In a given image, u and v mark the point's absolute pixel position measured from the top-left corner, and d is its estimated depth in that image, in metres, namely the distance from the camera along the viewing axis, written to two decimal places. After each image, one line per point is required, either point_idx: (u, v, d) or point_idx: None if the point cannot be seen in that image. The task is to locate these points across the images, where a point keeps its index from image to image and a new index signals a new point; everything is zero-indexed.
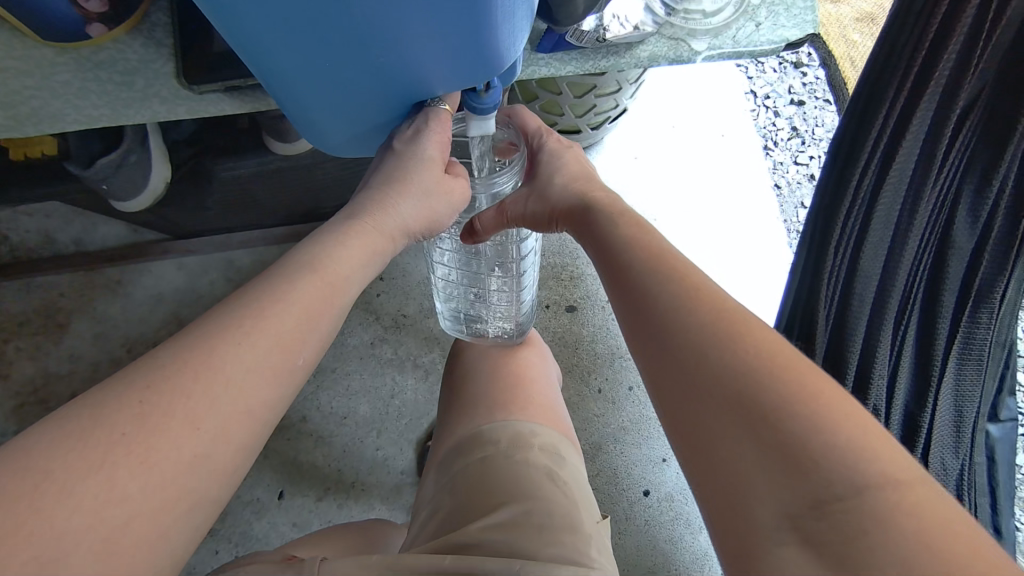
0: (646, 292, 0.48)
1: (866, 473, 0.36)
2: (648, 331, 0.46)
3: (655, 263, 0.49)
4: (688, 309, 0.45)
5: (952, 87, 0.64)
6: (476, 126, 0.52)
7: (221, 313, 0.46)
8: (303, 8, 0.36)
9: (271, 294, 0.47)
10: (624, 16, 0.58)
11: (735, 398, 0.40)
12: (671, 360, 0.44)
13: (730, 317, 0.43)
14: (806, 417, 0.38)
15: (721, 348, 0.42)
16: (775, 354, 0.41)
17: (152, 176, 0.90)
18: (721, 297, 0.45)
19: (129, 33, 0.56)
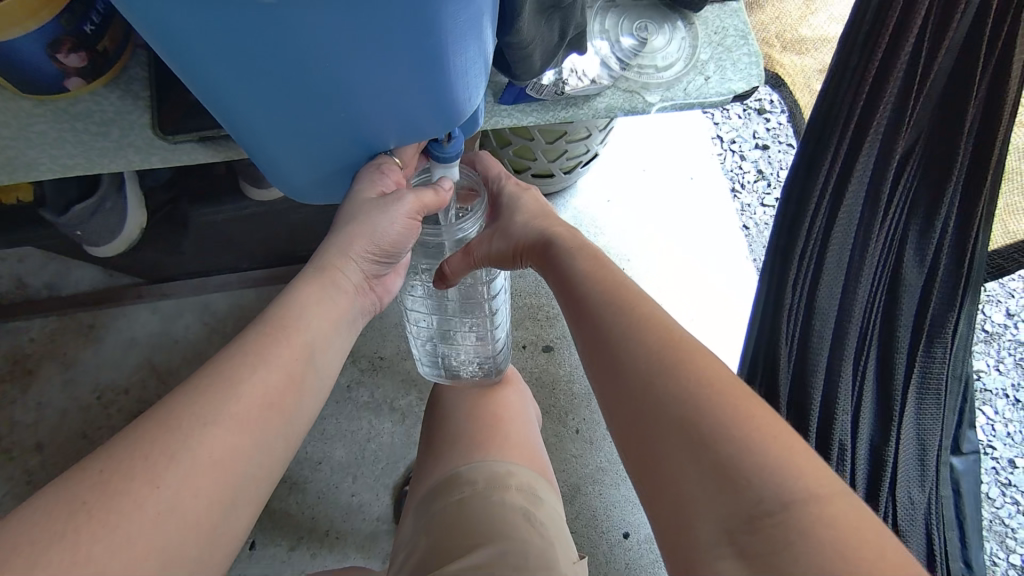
0: (602, 324, 0.50)
1: (793, 489, 0.38)
2: (602, 362, 0.48)
3: (611, 293, 0.51)
4: (641, 338, 0.47)
5: (891, 132, 0.70)
6: (440, 173, 0.55)
7: (198, 376, 0.46)
8: (269, 68, 0.38)
9: (246, 358, 0.47)
10: (581, 70, 0.62)
11: (679, 424, 0.41)
12: (624, 390, 0.45)
13: (679, 345, 0.45)
14: (738, 438, 0.39)
15: (668, 376, 0.44)
16: (716, 379, 0.42)
17: (127, 223, 0.91)
18: (672, 326, 0.47)
19: (106, 85, 0.59)
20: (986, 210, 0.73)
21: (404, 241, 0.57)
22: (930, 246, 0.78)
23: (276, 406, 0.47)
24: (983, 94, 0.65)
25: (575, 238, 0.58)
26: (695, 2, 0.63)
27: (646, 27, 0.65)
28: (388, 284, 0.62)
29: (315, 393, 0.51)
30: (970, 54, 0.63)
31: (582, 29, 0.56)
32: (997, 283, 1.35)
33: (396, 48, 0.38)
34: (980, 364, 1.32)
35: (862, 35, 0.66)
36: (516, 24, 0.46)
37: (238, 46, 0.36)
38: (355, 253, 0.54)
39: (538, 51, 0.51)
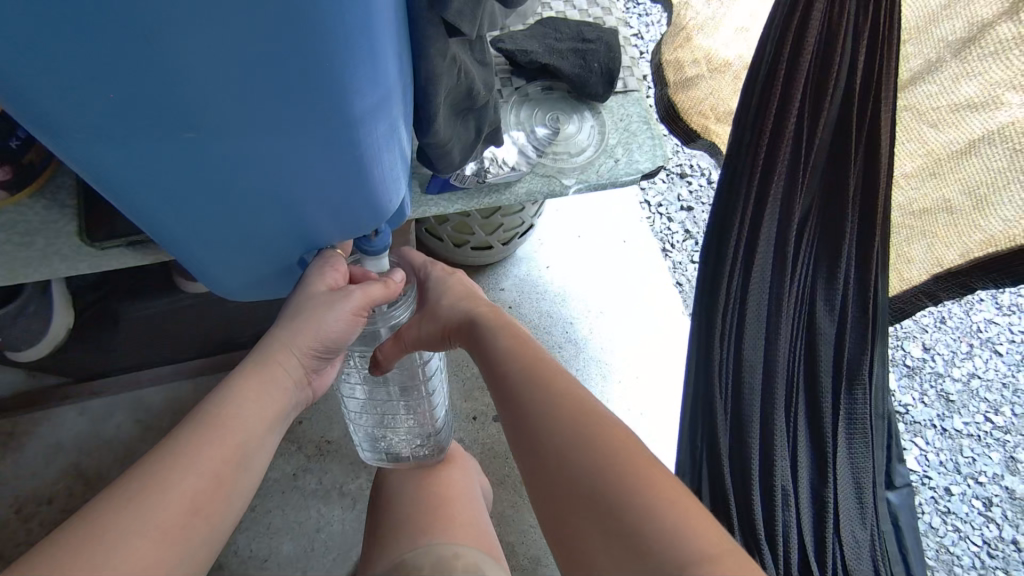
0: (522, 401, 0.51)
1: (689, 551, 0.39)
2: (523, 440, 0.50)
3: (530, 369, 0.53)
4: (557, 414, 0.49)
5: (788, 196, 0.79)
6: (371, 265, 0.57)
7: (123, 484, 0.43)
8: (192, 184, 0.39)
9: (176, 463, 0.45)
10: (502, 159, 0.66)
11: (591, 496, 0.44)
12: (543, 467, 0.47)
13: (592, 419, 0.47)
14: (641, 507, 0.42)
15: (582, 450, 0.46)
16: (623, 450, 0.45)
17: (54, 321, 0.88)
18: (585, 401, 0.49)
19: (32, 196, 0.59)
20: (882, 259, 0.79)
21: (348, 336, 0.55)
22: (837, 299, 0.85)
23: (205, 511, 0.44)
24: (863, 157, 0.74)
25: (498, 318, 0.59)
26: (601, 95, 0.70)
27: (558, 117, 0.70)
28: (326, 377, 0.60)
29: (244, 495, 0.48)
30: (843, 123, 0.73)
31: (497, 124, 0.61)
32: (910, 321, 1.45)
33: (318, 166, 0.40)
34: (907, 398, 1.41)
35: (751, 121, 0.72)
36: (431, 130, 0.50)
37: (159, 167, 0.38)
38: (300, 349, 0.52)
39: (456, 149, 0.56)
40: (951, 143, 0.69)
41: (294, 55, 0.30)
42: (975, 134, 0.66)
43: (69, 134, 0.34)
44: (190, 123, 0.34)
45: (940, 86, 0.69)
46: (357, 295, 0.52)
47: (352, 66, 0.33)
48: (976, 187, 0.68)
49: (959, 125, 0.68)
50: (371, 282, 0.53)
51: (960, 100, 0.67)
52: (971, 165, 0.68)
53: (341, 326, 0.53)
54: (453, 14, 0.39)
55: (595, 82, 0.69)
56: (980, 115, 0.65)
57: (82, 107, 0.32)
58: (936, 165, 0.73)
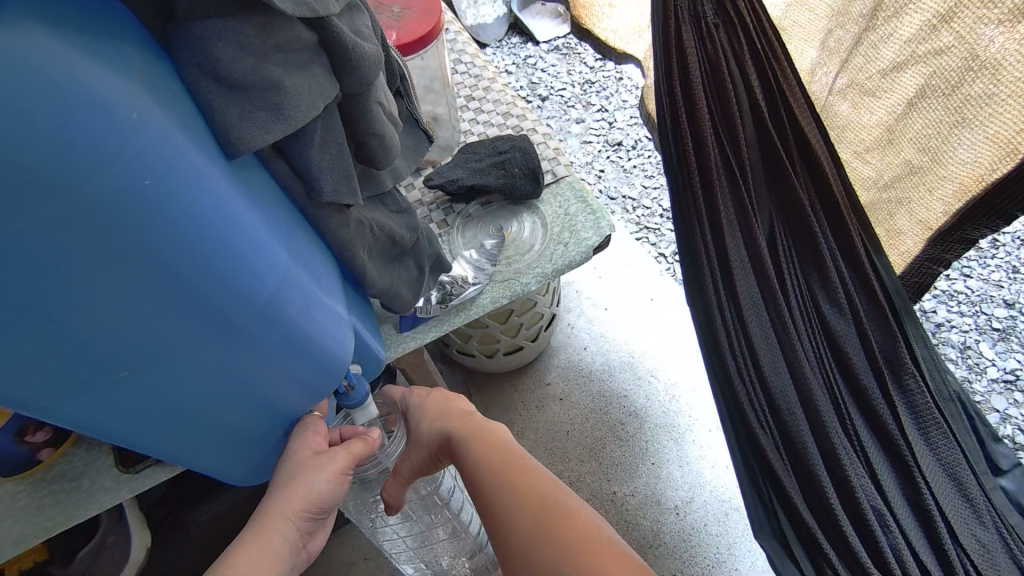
0: (489, 504, 0.52)
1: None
2: (494, 539, 0.52)
3: (493, 467, 0.54)
4: (519, 515, 0.50)
5: (743, 216, 0.79)
6: (360, 417, 0.61)
7: None
8: (147, 407, 0.43)
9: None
10: (460, 278, 0.72)
11: None
12: (515, 568, 0.49)
13: (553, 515, 0.49)
14: None
15: (543, 548, 0.48)
16: (582, 547, 0.46)
17: (133, 546, 0.93)
18: (547, 495, 0.51)
19: (74, 444, 0.68)
20: (868, 236, 0.81)
21: (338, 492, 0.57)
22: (841, 296, 0.82)
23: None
24: (801, 161, 0.77)
25: (466, 427, 0.58)
26: (532, 191, 0.76)
27: (501, 225, 0.76)
28: (318, 538, 0.61)
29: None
30: (767, 138, 0.76)
31: (438, 256, 0.67)
32: (976, 283, 1.36)
33: (260, 349, 0.44)
34: (1012, 363, 1.28)
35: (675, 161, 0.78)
36: (369, 282, 0.56)
37: (115, 406, 0.41)
38: (294, 513, 0.54)
39: (403, 287, 0.61)
40: (893, 108, 0.73)
41: (173, 278, 0.35)
42: (910, 92, 0.70)
43: (33, 411, 0.38)
44: (121, 365, 0.38)
45: (865, 57, 0.72)
46: (341, 454, 0.56)
47: (234, 264, 0.37)
48: (927, 142, 0.71)
49: (891, 88, 0.72)
50: (354, 439, 0.58)
51: (887, 64, 0.70)
52: (918, 120, 0.71)
53: (330, 484, 0.55)
54: (330, 194, 0.45)
55: (522, 183, 0.75)
56: (904, 73, 0.69)
57: (39, 388, 0.37)
58: (891, 131, 0.75)
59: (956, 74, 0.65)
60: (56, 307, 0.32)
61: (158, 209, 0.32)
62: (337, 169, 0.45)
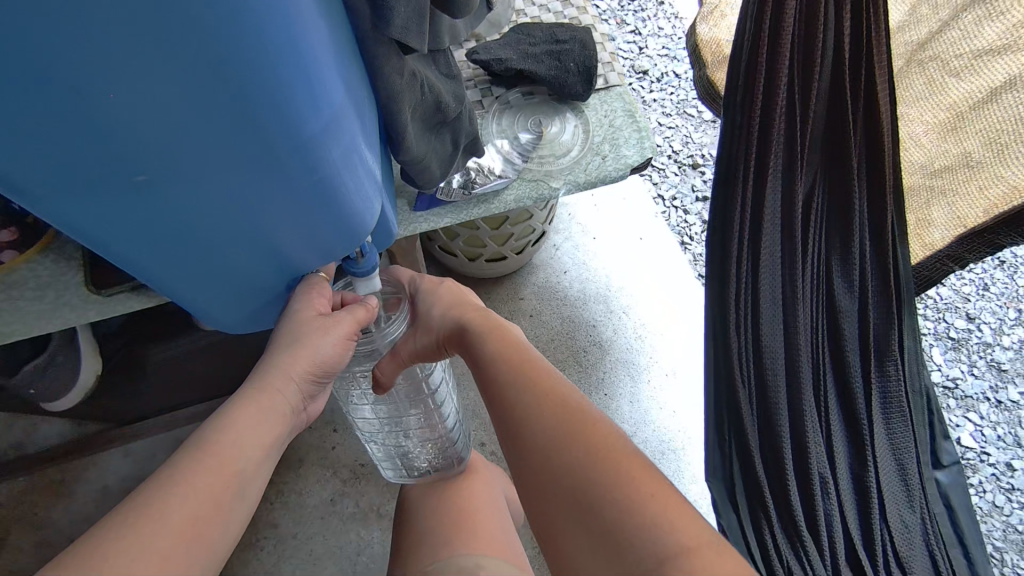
0: (507, 398, 0.50)
1: (665, 542, 0.39)
2: (505, 435, 0.49)
3: (515, 366, 0.52)
4: (538, 411, 0.48)
5: (789, 168, 0.77)
6: (362, 287, 0.58)
7: (115, 517, 0.40)
8: (158, 220, 0.39)
9: (168, 488, 0.42)
10: (487, 168, 0.67)
11: (572, 490, 0.43)
12: (525, 463, 0.47)
13: (574, 414, 0.46)
14: (619, 501, 0.41)
15: (560, 444, 0.45)
16: (603, 445, 0.44)
17: (82, 372, 0.91)
18: (569, 397, 0.48)
19: (41, 252, 0.62)
20: (898, 225, 0.79)
21: (342, 361, 0.55)
22: (854, 272, 0.83)
23: (198, 536, 0.42)
24: (862, 125, 0.74)
25: (489, 325, 0.57)
26: (582, 93, 0.69)
27: (540, 120, 0.71)
28: (319, 403, 0.59)
29: (236, 522, 0.45)
30: (838, 97, 0.73)
31: (475, 136, 0.61)
32: (950, 292, 1.39)
33: (293, 187, 0.39)
34: (955, 372, 1.33)
35: (738, 97, 0.73)
36: (404, 146, 0.50)
37: (120, 208, 0.37)
38: (298, 374, 0.52)
39: (434, 162, 0.56)
40: (976, 92, 0.69)
41: (221, 82, 0.30)
42: (998, 81, 0.68)
43: (30, 193, 0.34)
44: (137, 167, 0.34)
45: (963, 33, 0.69)
46: (346, 320, 0.53)
47: (289, 89, 0.33)
48: (996, 136, 0.68)
49: (980, 73, 0.69)
50: (359, 305, 0.55)
51: (983, 46, 0.68)
52: (993, 113, 0.68)
53: (336, 350, 0.53)
54: (398, 30, 0.38)
55: (573, 82, 0.69)
56: (1002, 59, 0.67)
57: (36, 162, 0.32)
58: (958, 119, 0.72)
59: None
60: (82, 62, 0.28)
61: None
62: (413, 3, 0.38)
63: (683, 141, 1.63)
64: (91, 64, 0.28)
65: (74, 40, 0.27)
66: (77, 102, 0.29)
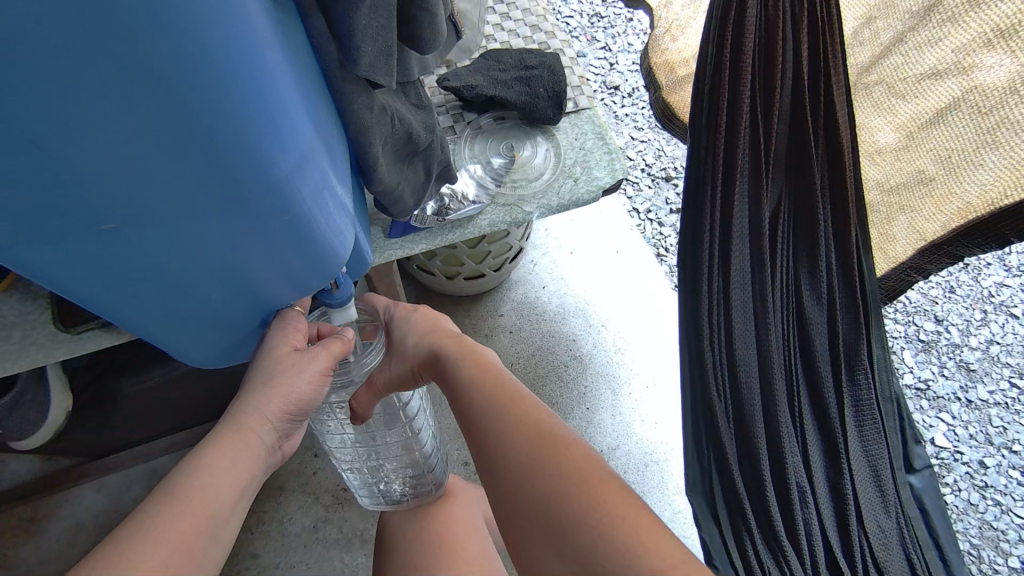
0: (481, 424, 0.50)
1: (639, 567, 0.39)
2: (481, 460, 0.49)
3: (488, 390, 0.51)
4: (511, 435, 0.48)
5: (755, 185, 0.79)
6: (338, 317, 0.57)
7: (85, 569, 0.39)
8: (129, 265, 0.38)
9: (140, 535, 0.41)
10: (460, 194, 0.68)
11: (548, 518, 0.43)
12: (501, 489, 0.47)
13: (547, 438, 0.46)
14: (594, 528, 0.41)
15: (535, 471, 0.45)
16: (576, 469, 0.44)
17: (53, 408, 0.89)
18: (542, 420, 0.48)
19: (5, 291, 0.61)
20: (862, 237, 0.80)
21: (319, 396, 0.55)
22: (822, 285, 0.84)
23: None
24: (823, 141, 0.76)
25: (461, 348, 0.57)
26: (553, 116, 0.71)
27: (512, 145, 0.72)
28: (296, 439, 0.59)
29: (210, 569, 0.44)
30: (799, 114, 0.76)
31: (447, 164, 0.62)
32: (917, 295, 1.43)
33: (263, 224, 0.40)
34: (926, 373, 1.36)
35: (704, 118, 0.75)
36: (375, 177, 0.51)
37: (91, 256, 0.37)
38: (274, 413, 0.51)
39: (407, 192, 0.57)
40: (921, 114, 0.73)
41: (187, 131, 0.31)
42: (942, 103, 0.70)
43: None
44: (102, 216, 0.34)
45: (906, 58, 0.72)
46: (322, 354, 0.53)
47: (258, 134, 0.33)
48: (948, 155, 0.70)
49: (923, 94, 0.72)
50: (336, 338, 0.54)
51: (926, 70, 0.71)
52: (944, 132, 0.71)
53: (311, 385, 0.52)
54: (366, 69, 0.39)
55: (543, 106, 0.70)
56: (944, 82, 0.69)
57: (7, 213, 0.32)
58: (910, 138, 0.75)
59: (996, 95, 0.64)
60: (48, 112, 0.27)
61: (192, 42, 0.27)
62: (380, 41, 0.38)
63: (655, 155, 1.66)
64: (58, 112, 0.28)
65: (36, 95, 0.27)
66: (44, 151, 0.29)
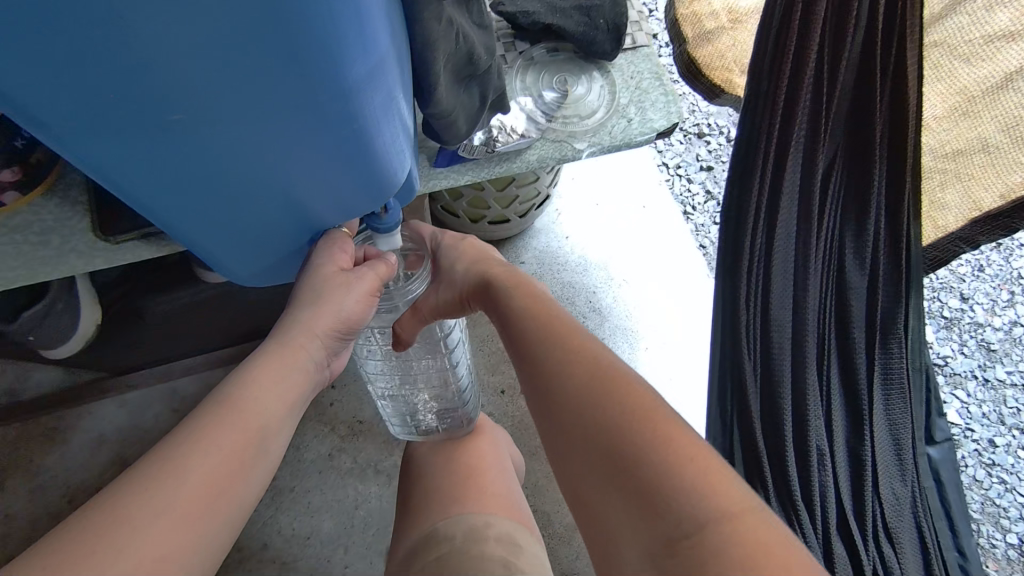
0: (538, 359, 0.50)
1: (702, 507, 0.38)
2: (537, 397, 0.49)
3: (547, 328, 0.52)
4: (570, 370, 0.47)
5: (809, 146, 0.76)
6: (384, 244, 0.57)
7: (140, 468, 0.41)
8: (191, 168, 0.37)
9: (192, 443, 0.43)
10: (510, 127, 0.65)
11: (606, 452, 0.42)
12: (556, 422, 0.47)
13: (607, 375, 0.46)
14: (656, 464, 0.40)
15: (593, 405, 0.45)
16: (638, 405, 0.43)
17: (82, 321, 0.90)
18: (601, 357, 0.47)
19: (43, 195, 0.60)
20: (913, 204, 0.78)
21: (365, 317, 0.56)
22: (867, 249, 0.82)
23: (223, 489, 0.42)
24: (887, 103, 0.73)
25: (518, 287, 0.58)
26: (609, 53, 0.67)
27: (566, 79, 0.68)
28: (341, 359, 0.60)
29: (260, 478, 0.46)
30: (864, 74, 0.73)
31: (502, 91, 0.60)
32: (948, 271, 1.38)
33: (328, 136, 0.38)
34: (945, 349, 1.33)
35: (766, 69, 0.71)
36: (434, 98, 0.48)
37: (153, 154, 0.35)
38: (322, 331, 0.52)
39: (461, 118, 0.54)
40: (988, 79, 0.72)
41: (264, 23, 0.28)
42: (1012, 67, 0.70)
43: (52, 129, 0.32)
44: (171, 105, 0.32)
45: (973, 18, 0.73)
46: (369, 276, 0.53)
47: (344, 36, 0.31)
48: (1014, 122, 0.70)
49: (993, 58, 0.72)
50: (380, 261, 0.54)
51: (997, 32, 0.71)
52: (1013, 97, 0.71)
53: (358, 307, 0.53)
54: None
55: (601, 40, 0.66)
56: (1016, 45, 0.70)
57: (74, 96, 0.30)
58: (971, 104, 0.74)
59: None
60: None
61: None
62: None
63: (690, 108, 1.56)
64: None
65: None
66: (116, 27, 0.27)
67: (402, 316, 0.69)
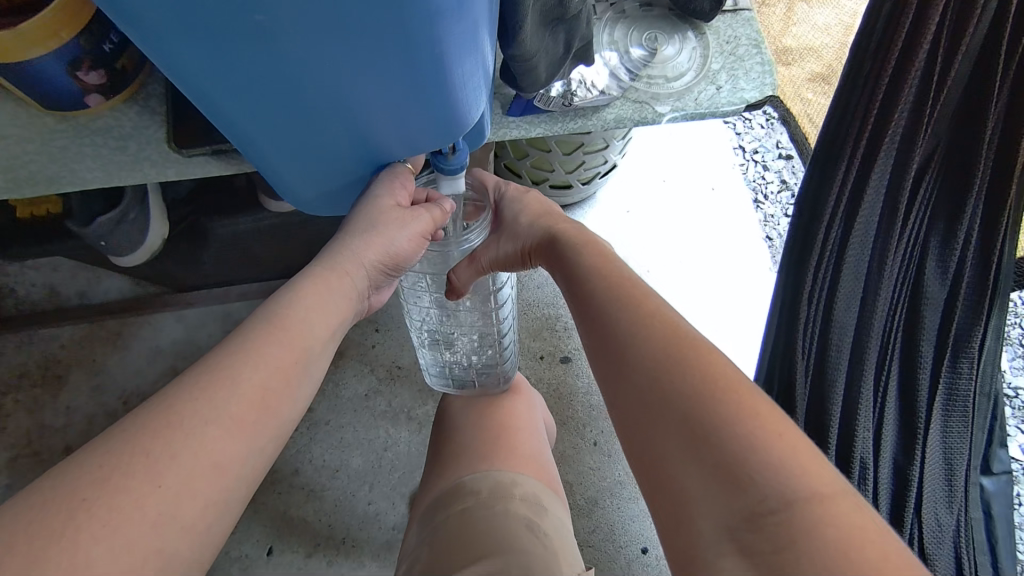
0: (610, 324, 0.48)
1: (796, 487, 0.36)
2: (603, 361, 0.48)
3: (617, 292, 0.50)
4: (645, 335, 0.46)
5: (906, 142, 0.66)
6: (446, 186, 0.56)
7: (187, 377, 0.42)
8: (261, 71, 0.36)
9: (246, 354, 0.44)
10: (590, 81, 0.63)
11: (682, 419, 0.40)
12: (627, 388, 0.44)
13: (682, 343, 0.44)
14: (739, 437, 0.38)
15: (673, 376, 0.42)
16: (715, 380, 0.41)
17: (150, 233, 0.93)
18: (680, 325, 0.46)
19: (124, 102, 0.61)
20: (1012, 219, 0.69)
21: (411, 257, 0.56)
22: (951, 262, 0.74)
23: (270, 406, 0.43)
24: (1002, 111, 0.61)
25: (590, 245, 0.57)
26: (707, 12, 0.62)
27: (656, 37, 0.65)
28: (380, 296, 0.60)
29: (303, 396, 0.47)
30: (983, 72, 0.60)
31: (588, 40, 0.57)
32: None
33: (389, 56, 0.36)
34: None
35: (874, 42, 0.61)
36: (519, 38, 0.46)
37: (231, 54, 0.34)
38: (369, 261, 0.52)
39: (542, 64, 0.51)
40: None
41: None
42: None
43: (136, 15, 0.32)
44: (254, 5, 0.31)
45: None
46: (424, 218, 0.54)
47: None
48: None
49: None
50: (436, 204, 0.55)
51: None
52: None
53: (407, 244, 0.54)
54: None
55: None
56: None
57: None
58: None
59: None
60: None
61: None
62: None
63: None
64: None
65: None
66: None
67: (458, 266, 0.68)
